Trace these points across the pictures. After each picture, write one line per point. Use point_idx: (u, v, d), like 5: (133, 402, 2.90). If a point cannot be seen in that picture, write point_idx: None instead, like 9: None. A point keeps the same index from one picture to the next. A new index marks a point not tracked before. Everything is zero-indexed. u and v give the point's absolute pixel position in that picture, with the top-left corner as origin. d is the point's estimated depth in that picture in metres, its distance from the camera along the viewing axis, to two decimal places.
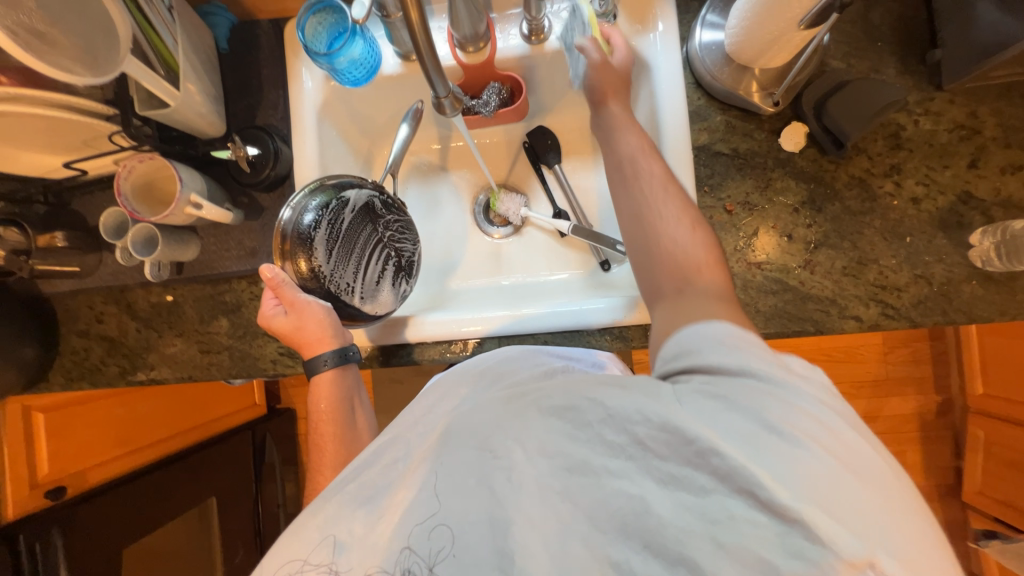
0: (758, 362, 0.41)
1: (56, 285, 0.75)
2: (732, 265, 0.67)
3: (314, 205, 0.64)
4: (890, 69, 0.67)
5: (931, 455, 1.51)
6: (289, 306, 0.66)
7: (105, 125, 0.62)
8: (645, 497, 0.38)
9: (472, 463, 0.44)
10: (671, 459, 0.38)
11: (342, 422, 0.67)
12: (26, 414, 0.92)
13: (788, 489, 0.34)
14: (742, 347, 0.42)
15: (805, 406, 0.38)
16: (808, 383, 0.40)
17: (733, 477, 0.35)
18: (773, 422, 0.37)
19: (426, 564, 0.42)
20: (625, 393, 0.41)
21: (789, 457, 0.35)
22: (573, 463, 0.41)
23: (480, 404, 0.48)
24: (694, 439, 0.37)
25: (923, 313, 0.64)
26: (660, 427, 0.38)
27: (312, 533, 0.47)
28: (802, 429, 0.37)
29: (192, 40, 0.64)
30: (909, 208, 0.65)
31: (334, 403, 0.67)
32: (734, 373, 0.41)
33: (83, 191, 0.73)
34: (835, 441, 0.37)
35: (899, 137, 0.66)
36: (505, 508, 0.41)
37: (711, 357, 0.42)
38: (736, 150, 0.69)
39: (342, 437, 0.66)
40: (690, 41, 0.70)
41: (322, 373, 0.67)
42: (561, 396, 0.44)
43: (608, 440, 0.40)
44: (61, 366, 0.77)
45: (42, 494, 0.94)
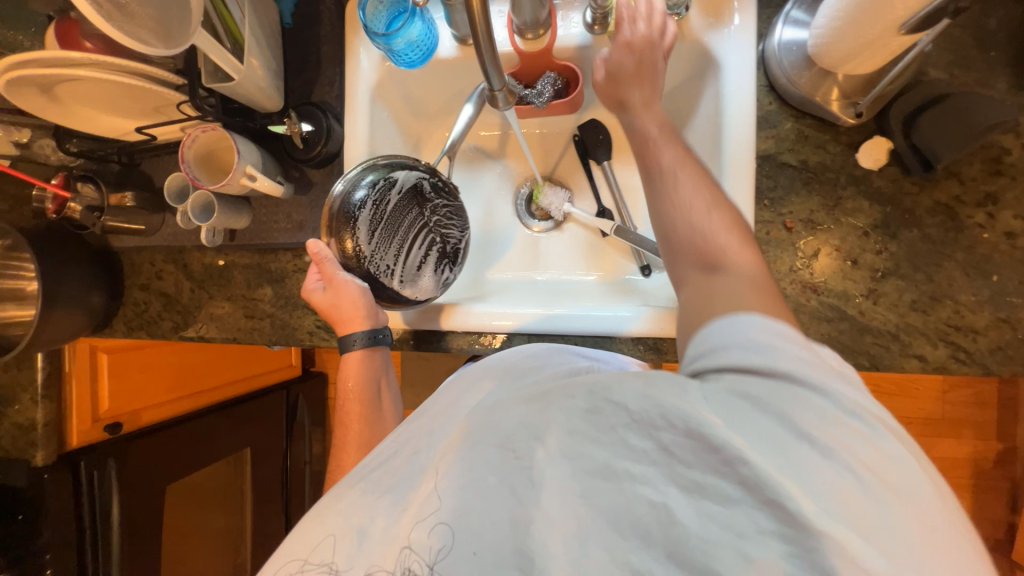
0: (792, 359, 0.39)
1: (124, 240, 0.80)
2: (786, 286, 0.63)
3: (365, 184, 0.66)
4: (1001, 83, 0.59)
5: (983, 506, 1.39)
6: (329, 282, 0.67)
7: (174, 94, 0.64)
8: (669, 505, 0.36)
9: (492, 460, 0.43)
10: (696, 467, 0.36)
11: (369, 403, 0.69)
12: (92, 353, 1.00)
13: (815, 501, 0.33)
14: (777, 341, 0.40)
15: (840, 411, 0.36)
16: (847, 385, 0.38)
17: (762, 490, 0.34)
18: (804, 429, 0.35)
19: (427, 563, 0.42)
20: (647, 395, 0.39)
21: (819, 470, 0.34)
22: (596, 467, 0.39)
23: (502, 401, 0.46)
24: (721, 447, 0.35)
25: (1000, 360, 0.58)
26: (685, 434, 0.36)
27: (335, 519, 0.48)
28: (835, 438, 0.35)
29: (258, 14, 0.66)
30: (1002, 242, 0.58)
31: (361, 384, 0.69)
32: (766, 369, 0.39)
33: (153, 155, 0.77)
34: (874, 454, 0.34)
35: (1000, 161, 0.59)
36: (527, 508, 0.41)
37: (742, 349, 0.40)
38: (805, 162, 0.64)
39: (367, 419, 0.69)
40: (767, 39, 0.64)
41: (352, 352, 0.68)
42: (584, 397, 0.41)
43: (631, 444, 0.38)
44: (124, 316, 0.83)
45: (102, 428, 1.03)
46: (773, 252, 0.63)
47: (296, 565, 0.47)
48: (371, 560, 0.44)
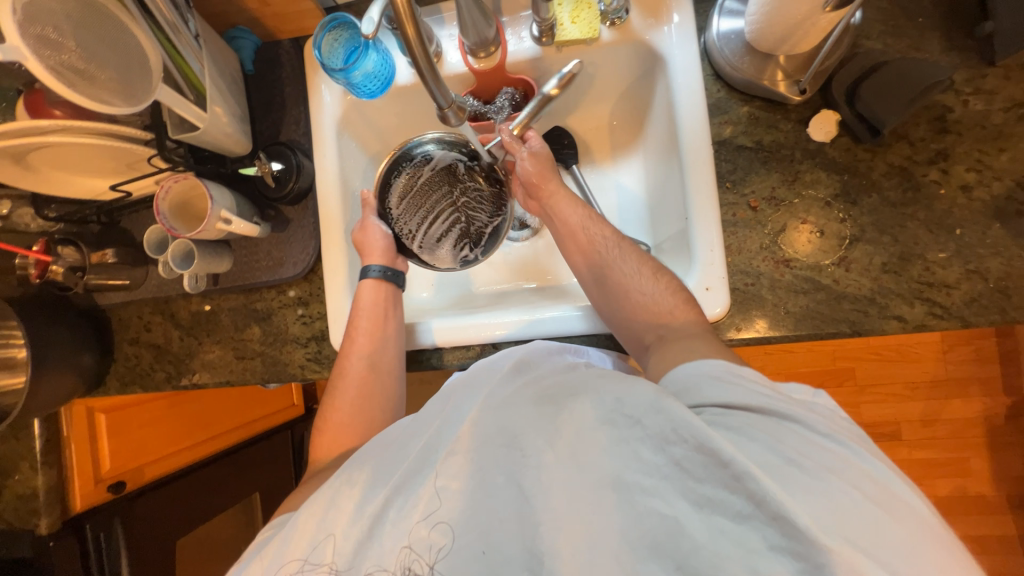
0: (761, 399, 0.44)
1: (109, 297, 0.81)
2: (759, 264, 0.64)
3: (432, 149, 0.71)
4: (934, 47, 0.61)
5: (1002, 463, 1.37)
6: (361, 224, 0.73)
7: (143, 149, 0.66)
8: (678, 518, 0.39)
9: (503, 462, 0.46)
10: (706, 482, 0.39)
11: (376, 331, 0.69)
12: (90, 414, 1.00)
13: (815, 514, 0.36)
14: (740, 384, 0.46)
15: (818, 440, 0.41)
16: (820, 420, 0.43)
17: (770, 506, 0.37)
18: (794, 455, 0.39)
19: (427, 562, 0.45)
20: (658, 405, 0.42)
21: (815, 488, 0.37)
22: (602, 477, 0.42)
23: (508, 400, 0.49)
24: (729, 463, 0.38)
25: (978, 311, 0.59)
26: (695, 448, 0.40)
27: (345, 510, 0.49)
28: (821, 462, 0.39)
29: (218, 64, 0.68)
30: (959, 196, 0.60)
31: (369, 306, 0.70)
32: (745, 410, 0.43)
33: (131, 211, 0.79)
34: (860, 476, 0.39)
35: (945, 120, 0.60)
36: (534, 511, 0.44)
37: (712, 395, 0.45)
38: (760, 143, 0.65)
39: (374, 334, 0.68)
40: (707, 31, 0.67)
41: (367, 282, 0.71)
42: (599, 408, 0.45)
43: (643, 459, 0.41)
44: (116, 372, 0.83)
45: (106, 488, 1.01)
46: (742, 232, 0.65)
47: (296, 564, 0.48)
48: (387, 548, 0.47)
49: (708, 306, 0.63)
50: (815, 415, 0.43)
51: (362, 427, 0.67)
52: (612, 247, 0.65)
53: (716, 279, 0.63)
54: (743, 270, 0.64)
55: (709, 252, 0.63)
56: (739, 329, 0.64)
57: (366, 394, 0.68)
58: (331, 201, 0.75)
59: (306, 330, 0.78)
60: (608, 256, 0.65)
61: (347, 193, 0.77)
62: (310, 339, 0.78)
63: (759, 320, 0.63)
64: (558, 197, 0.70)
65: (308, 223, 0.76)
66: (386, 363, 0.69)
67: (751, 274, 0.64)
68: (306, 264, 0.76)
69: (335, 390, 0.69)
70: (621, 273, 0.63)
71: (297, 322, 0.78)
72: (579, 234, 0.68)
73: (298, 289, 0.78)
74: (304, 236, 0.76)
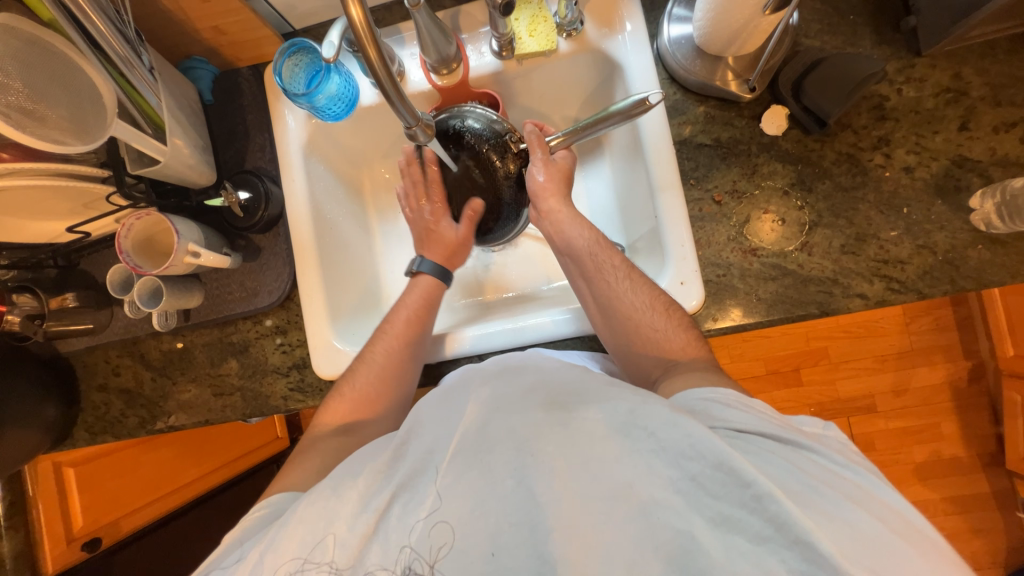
0: (775, 428, 0.47)
1: (72, 343, 0.77)
2: (728, 255, 0.67)
3: (475, 122, 0.71)
4: (866, 42, 0.66)
5: (969, 425, 1.45)
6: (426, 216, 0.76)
7: (101, 187, 0.64)
8: (693, 532, 0.41)
9: (512, 463, 0.47)
10: (724, 499, 0.42)
11: (422, 307, 0.72)
12: (57, 469, 0.95)
13: (835, 536, 0.39)
14: (751, 411, 0.49)
15: (833, 468, 0.45)
16: (832, 449, 0.47)
17: (791, 529, 0.40)
18: (813, 481, 0.43)
19: (427, 561, 0.46)
20: (679, 426, 0.45)
21: (834, 512, 0.41)
22: (616, 486, 0.44)
23: (518, 405, 0.51)
24: (750, 483, 0.41)
25: (930, 284, 0.62)
26: (715, 466, 0.43)
27: (350, 500, 0.50)
28: (839, 489, 0.43)
29: (175, 96, 0.67)
30: (903, 177, 0.64)
31: (427, 295, 0.73)
32: (759, 435, 0.47)
33: (90, 251, 0.76)
34: (881, 506, 0.43)
35: (883, 108, 0.65)
36: (545, 515, 0.45)
37: (724, 417, 0.48)
38: (718, 140, 0.68)
39: (425, 322, 0.71)
40: (659, 38, 0.70)
41: (422, 275, 0.74)
42: (612, 419, 0.47)
43: (660, 472, 0.44)
44: (84, 422, 0.79)
45: (79, 547, 0.97)
46: (709, 226, 0.67)
47: (295, 563, 0.49)
48: (391, 544, 0.48)
49: (684, 299, 0.65)
50: (833, 449, 0.47)
51: (384, 399, 0.67)
52: (623, 278, 0.65)
53: (689, 273, 0.65)
54: (714, 262, 0.67)
55: (680, 247, 0.66)
56: (715, 320, 0.66)
57: (395, 365, 0.69)
58: (303, 226, 0.74)
59: (287, 359, 0.76)
60: (614, 287, 0.65)
61: (319, 217, 0.76)
62: (292, 368, 0.76)
63: (733, 308, 0.66)
64: (562, 218, 0.70)
65: (281, 250, 0.75)
66: (421, 337, 0.71)
67: (722, 266, 0.67)
68: (282, 292, 0.74)
69: (365, 356, 0.69)
70: (614, 274, 0.65)
71: (276, 352, 0.76)
72: (585, 259, 0.68)
73: (275, 317, 0.77)
74: (278, 263, 0.75)
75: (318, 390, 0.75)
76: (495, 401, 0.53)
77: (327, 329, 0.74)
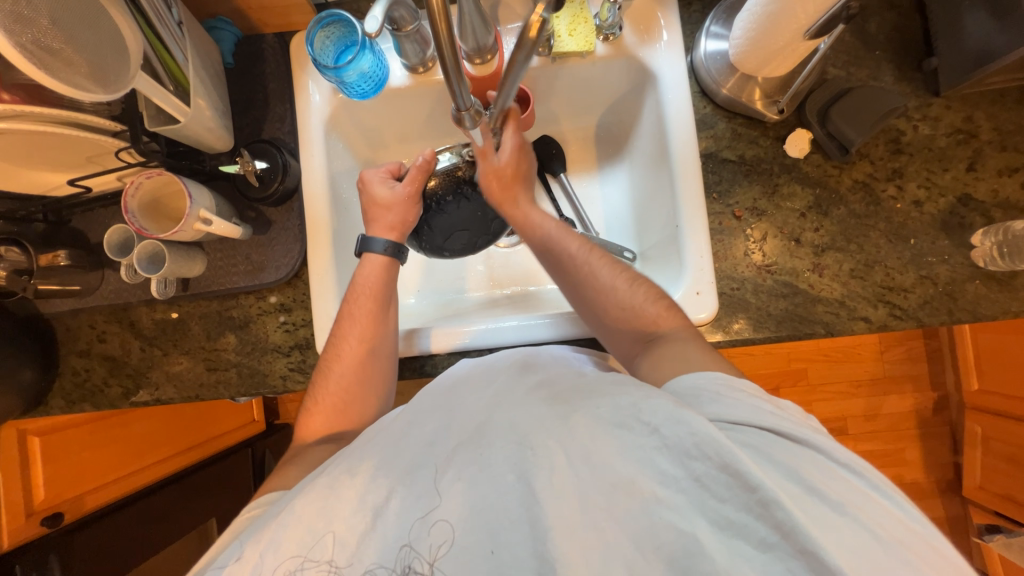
0: (773, 420, 0.47)
1: (56, 304, 0.73)
2: (743, 270, 0.68)
3: (445, 161, 0.71)
4: (888, 77, 0.69)
5: (931, 452, 1.53)
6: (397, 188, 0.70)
7: (111, 142, 0.61)
8: (696, 534, 0.42)
9: (512, 458, 0.47)
10: (728, 501, 0.42)
11: (378, 314, 0.67)
12: (22, 437, 0.89)
13: (838, 544, 0.39)
14: (743, 401, 0.49)
15: (832, 467, 0.45)
16: (837, 448, 0.46)
17: (795, 535, 0.39)
18: (815, 483, 0.42)
19: (426, 559, 0.46)
20: (679, 419, 0.44)
21: (837, 520, 0.41)
22: (618, 480, 0.44)
23: (521, 401, 0.52)
24: (756, 488, 0.41)
25: (930, 313, 0.66)
26: (721, 467, 0.42)
27: (347, 499, 0.49)
28: (841, 493, 0.42)
29: (200, 54, 0.64)
30: (913, 210, 0.67)
31: (377, 285, 0.69)
32: (757, 429, 0.46)
33: (85, 209, 0.72)
34: (887, 516, 0.42)
35: (899, 142, 0.68)
36: (543, 510, 0.44)
37: (719, 412, 0.48)
38: (742, 157, 0.70)
39: (377, 317, 0.67)
40: (694, 51, 0.71)
41: (372, 256, 0.70)
42: (612, 412, 0.47)
43: (664, 470, 0.44)
44: (62, 388, 0.75)
45: (39, 521, 0.91)
46: (727, 239, 0.69)
47: (295, 561, 0.47)
48: (391, 541, 0.47)
49: (697, 309, 0.66)
50: (844, 454, 0.46)
51: (358, 412, 0.67)
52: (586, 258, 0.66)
53: (706, 283, 0.66)
54: (729, 275, 0.68)
55: (698, 258, 0.67)
56: (725, 331, 0.67)
57: (361, 378, 0.66)
58: (319, 204, 0.72)
59: (289, 338, 0.74)
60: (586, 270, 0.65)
61: (336, 196, 0.75)
62: (293, 348, 0.73)
63: (742, 321, 0.68)
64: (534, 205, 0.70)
65: (293, 226, 0.73)
66: (383, 348, 0.68)
67: (736, 279, 0.68)
68: (290, 269, 0.72)
69: (328, 371, 0.67)
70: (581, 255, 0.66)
71: (278, 330, 0.74)
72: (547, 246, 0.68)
73: (280, 294, 0.74)
74: (289, 239, 0.72)
75: None
76: (499, 398, 0.54)
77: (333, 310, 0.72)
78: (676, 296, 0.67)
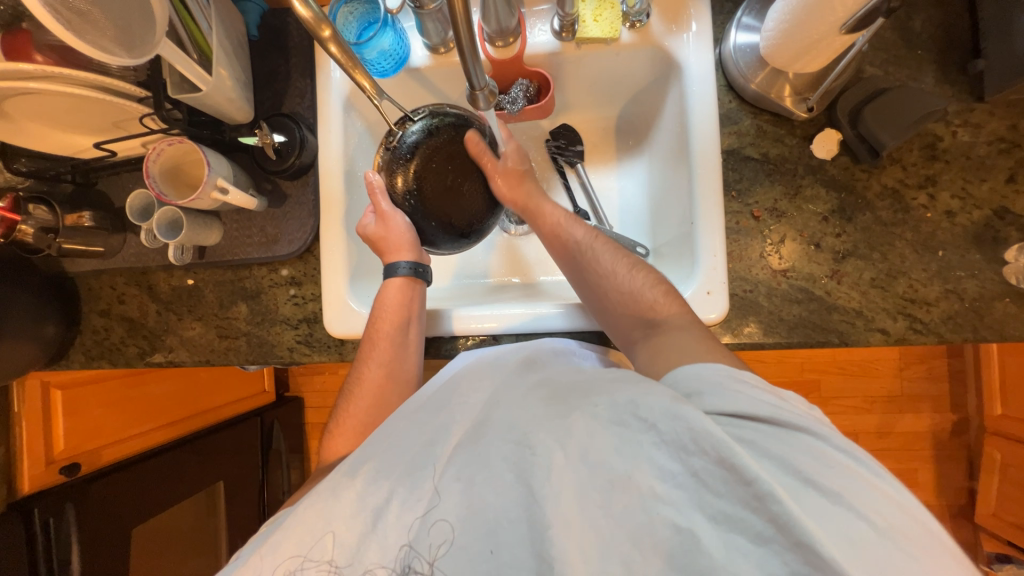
0: (766, 407, 0.45)
1: (80, 263, 0.76)
2: (757, 272, 0.66)
3: (413, 132, 0.61)
4: (928, 78, 0.65)
5: (944, 476, 1.48)
6: (379, 214, 0.68)
7: (137, 107, 0.61)
8: (694, 530, 0.41)
9: (510, 457, 0.48)
10: (725, 496, 0.41)
11: (397, 338, 0.67)
12: (45, 389, 0.94)
13: (836, 540, 0.38)
14: (749, 394, 0.46)
15: (830, 452, 0.42)
16: (834, 434, 0.44)
17: (793, 532, 0.38)
18: (813, 475, 0.41)
19: (427, 559, 0.48)
20: (675, 415, 0.43)
21: (835, 511, 0.39)
22: (615, 478, 0.44)
23: (520, 401, 0.53)
24: (752, 480, 0.40)
25: (953, 329, 0.63)
26: (716, 462, 0.41)
27: (347, 501, 0.51)
28: (839, 482, 0.40)
29: (225, 25, 0.65)
30: (943, 220, 0.64)
31: (397, 308, 0.68)
32: (754, 421, 0.44)
33: (110, 172, 0.74)
34: (884, 500, 0.40)
35: (935, 148, 0.65)
36: (543, 510, 0.45)
37: (720, 402, 0.45)
38: (766, 155, 0.68)
39: (395, 341, 0.67)
40: (723, 43, 0.69)
41: (394, 280, 0.69)
42: (610, 410, 0.47)
43: (659, 463, 0.43)
44: (81, 344, 0.78)
45: (58, 469, 0.96)
46: (743, 240, 0.67)
47: (295, 560, 0.50)
48: (390, 543, 0.50)
49: (706, 309, 0.65)
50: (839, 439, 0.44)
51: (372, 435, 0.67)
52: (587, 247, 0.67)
53: (717, 284, 0.65)
54: (743, 277, 0.67)
55: (711, 256, 0.65)
56: (734, 334, 0.66)
57: (381, 401, 0.68)
58: (333, 179, 0.73)
59: (298, 311, 0.75)
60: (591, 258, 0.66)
61: (350, 173, 0.75)
62: (301, 321, 0.75)
63: (753, 325, 0.66)
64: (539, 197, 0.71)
65: (308, 201, 0.74)
66: (405, 372, 0.68)
67: (750, 281, 0.66)
68: (303, 243, 0.73)
69: (352, 394, 0.68)
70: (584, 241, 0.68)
71: (288, 303, 0.75)
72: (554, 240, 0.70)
73: (291, 268, 0.75)
74: (303, 214, 0.73)
75: (326, 346, 0.74)
76: (496, 396, 0.55)
77: (343, 287, 0.73)
78: (686, 294, 0.66)
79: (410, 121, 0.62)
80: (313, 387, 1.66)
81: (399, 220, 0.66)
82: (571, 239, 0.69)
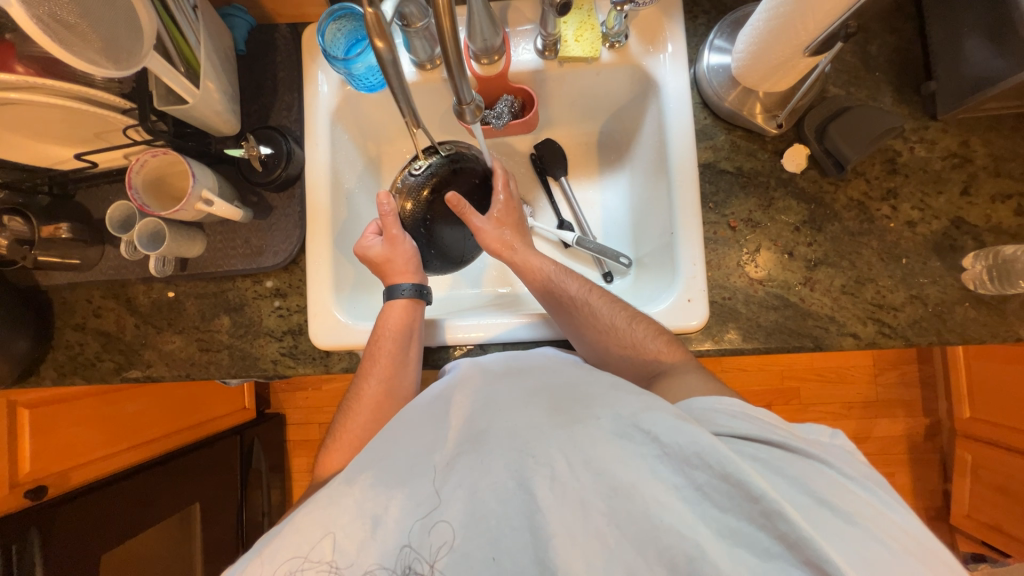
0: (773, 434, 0.47)
1: (54, 276, 0.74)
2: (735, 280, 0.69)
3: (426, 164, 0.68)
4: (886, 98, 0.70)
5: (920, 479, 1.52)
6: (386, 237, 0.69)
7: (120, 118, 0.62)
8: (702, 544, 0.42)
9: (512, 465, 0.48)
10: (733, 513, 0.42)
11: (398, 354, 0.67)
12: (11, 408, 0.90)
13: (850, 558, 0.39)
14: (755, 421, 0.48)
15: (839, 478, 0.44)
16: (840, 461, 0.46)
17: (802, 544, 0.39)
18: (824, 495, 0.43)
19: (427, 561, 0.48)
20: (681, 429, 0.44)
21: (845, 529, 0.41)
22: (618, 486, 0.45)
23: (522, 407, 0.53)
24: (759, 498, 0.41)
25: (918, 332, 0.66)
26: (721, 477, 0.42)
27: (346, 507, 0.50)
28: (849, 504, 0.42)
29: (213, 39, 0.66)
30: (905, 230, 0.68)
31: (399, 326, 0.68)
32: (763, 443, 0.46)
33: (89, 184, 0.73)
34: (889, 524, 0.42)
35: (895, 162, 0.69)
36: (545, 518, 0.46)
37: (727, 426, 0.48)
38: (740, 169, 0.71)
39: (396, 357, 0.67)
40: (697, 63, 0.73)
41: (397, 302, 0.69)
42: (613, 423, 0.48)
43: (663, 476, 0.44)
44: (53, 360, 0.75)
45: (23, 494, 0.91)
46: (721, 249, 0.70)
47: (295, 562, 0.48)
48: (391, 544, 0.49)
49: (687, 317, 0.66)
50: (848, 464, 0.46)
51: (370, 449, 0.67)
52: (585, 302, 0.67)
53: (697, 292, 0.67)
54: (721, 284, 0.69)
55: (691, 266, 0.67)
56: (714, 340, 0.68)
57: (379, 416, 0.67)
58: (320, 191, 0.73)
59: (283, 323, 0.74)
60: (590, 310, 0.66)
61: (337, 185, 0.76)
62: (287, 332, 0.74)
63: (733, 332, 0.68)
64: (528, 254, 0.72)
65: (294, 212, 0.74)
66: (403, 388, 0.68)
67: (728, 289, 0.69)
68: (288, 254, 0.73)
69: (351, 409, 0.68)
70: (579, 299, 0.67)
71: (273, 314, 0.74)
72: (548, 298, 0.69)
73: (276, 279, 0.75)
74: (289, 225, 0.73)
75: (310, 358, 0.73)
76: (495, 401, 0.55)
77: (329, 299, 0.73)
78: (667, 303, 0.68)
79: (432, 155, 0.68)
80: (294, 404, 1.62)
81: (405, 245, 0.69)
82: (563, 296, 0.68)
